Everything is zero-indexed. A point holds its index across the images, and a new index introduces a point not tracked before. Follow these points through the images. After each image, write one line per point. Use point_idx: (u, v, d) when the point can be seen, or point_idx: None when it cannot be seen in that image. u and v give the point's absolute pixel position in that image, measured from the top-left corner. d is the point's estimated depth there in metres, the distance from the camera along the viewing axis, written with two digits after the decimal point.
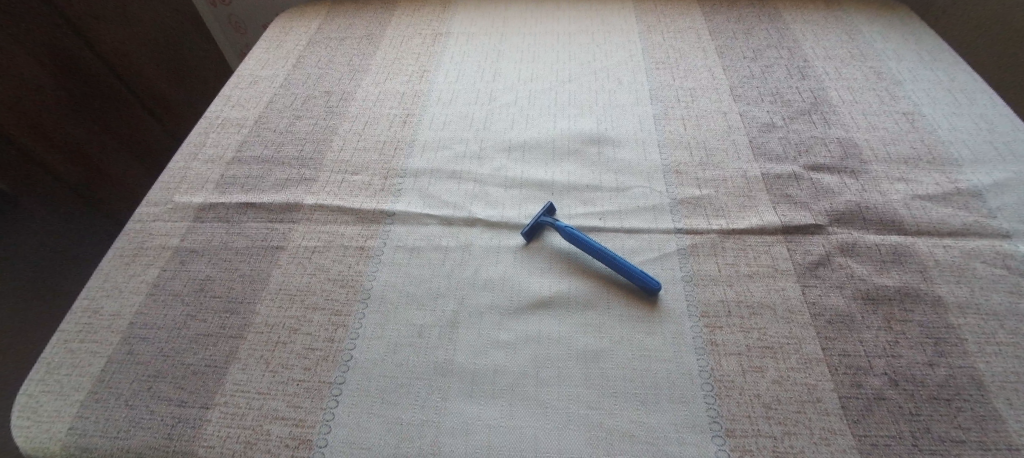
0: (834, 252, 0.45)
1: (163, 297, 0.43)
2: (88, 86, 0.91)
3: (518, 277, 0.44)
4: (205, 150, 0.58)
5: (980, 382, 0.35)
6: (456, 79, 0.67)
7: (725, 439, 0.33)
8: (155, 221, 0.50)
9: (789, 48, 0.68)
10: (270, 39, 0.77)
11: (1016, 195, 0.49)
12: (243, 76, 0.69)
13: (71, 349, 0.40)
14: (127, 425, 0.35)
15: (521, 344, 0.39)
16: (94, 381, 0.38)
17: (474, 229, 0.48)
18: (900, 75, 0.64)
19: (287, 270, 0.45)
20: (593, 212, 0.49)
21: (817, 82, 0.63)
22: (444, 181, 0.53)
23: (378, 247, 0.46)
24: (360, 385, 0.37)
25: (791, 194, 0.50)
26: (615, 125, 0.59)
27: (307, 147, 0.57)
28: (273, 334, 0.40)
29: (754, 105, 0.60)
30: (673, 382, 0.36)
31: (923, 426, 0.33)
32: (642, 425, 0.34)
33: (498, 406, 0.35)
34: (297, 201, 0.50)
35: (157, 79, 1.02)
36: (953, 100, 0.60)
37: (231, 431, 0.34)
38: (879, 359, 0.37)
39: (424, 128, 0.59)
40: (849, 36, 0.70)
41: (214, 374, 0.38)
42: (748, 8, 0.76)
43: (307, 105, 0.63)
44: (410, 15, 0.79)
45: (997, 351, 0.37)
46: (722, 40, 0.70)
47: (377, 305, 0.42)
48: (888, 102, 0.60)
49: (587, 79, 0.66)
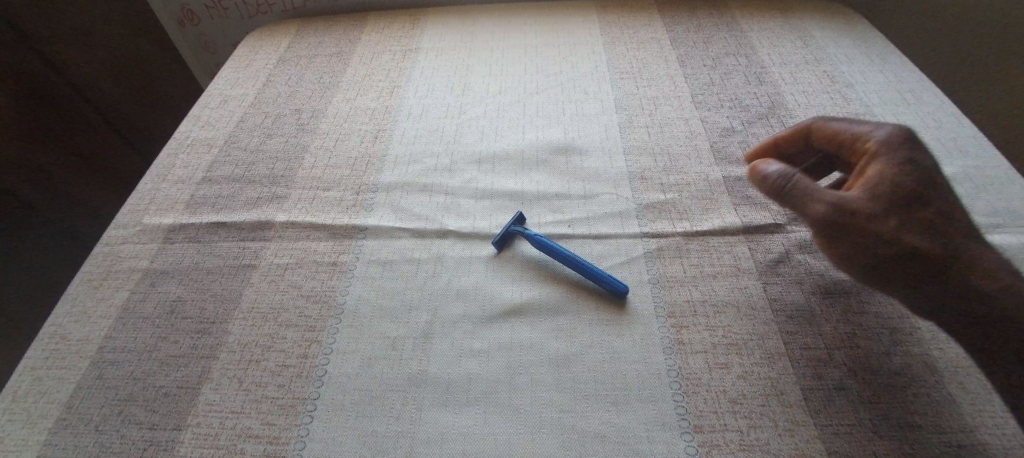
0: (793, 249, 0.47)
1: (134, 320, 0.43)
2: (56, 110, 0.90)
3: (491, 286, 0.45)
4: (175, 171, 0.57)
5: (934, 367, 0.37)
6: (427, 93, 0.68)
7: (693, 435, 0.34)
8: (124, 243, 0.49)
9: (746, 55, 0.71)
10: (240, 58, 0.77)
11: (962, 189, 0.52)
12: (212, 96, 0.69)
13: (38, 376, 0.39)
14: (97, 451, 0.34)
15: (494, 352, 0.40)
16: (62, 408, 0.37)
17: (447, 240, 0.49)
18: (852, 78, 0.67)
19: (259, 288, 0.45)
20: (563, 219, 0.51)
21: (774, 87, 0.66)
22: (416, 194, 0.54)
23: (351, 262, 0.47)
24: (335, 400, 0.37)
25: (751, 195, 0.52)
26: (583, 133, 0.61)
27: (278, 164, 0.57)
28: (246, 352, 0.40)
29: (713, 111, 0.63)
30: (643, 382, 0.37)
31: (881, 413, 0.35)
32: (612, 425, 0.35)
33: (472, 414, 0.36)
34: (268, 219, 0.51)
35: (125, 99, 1.00)
36: (901, 101, 0.64)
37: (204, 452, 0.34)
38: (837, 351, 0.39)
39: (395, 143, 0.60)
40: (803, 43, 0.73)
41: (186, 395, 0.37)
42: (708, 18, 0.79)
43: (278, 124, 0.63)
44: (381, 32, 0.80)
45: (948, 338, 0.39)
46: (683, 49, 0.73)
47: (351, 320, 0.42)
48: (841, 104, 0.63)
49: (554, 90, 0.68)
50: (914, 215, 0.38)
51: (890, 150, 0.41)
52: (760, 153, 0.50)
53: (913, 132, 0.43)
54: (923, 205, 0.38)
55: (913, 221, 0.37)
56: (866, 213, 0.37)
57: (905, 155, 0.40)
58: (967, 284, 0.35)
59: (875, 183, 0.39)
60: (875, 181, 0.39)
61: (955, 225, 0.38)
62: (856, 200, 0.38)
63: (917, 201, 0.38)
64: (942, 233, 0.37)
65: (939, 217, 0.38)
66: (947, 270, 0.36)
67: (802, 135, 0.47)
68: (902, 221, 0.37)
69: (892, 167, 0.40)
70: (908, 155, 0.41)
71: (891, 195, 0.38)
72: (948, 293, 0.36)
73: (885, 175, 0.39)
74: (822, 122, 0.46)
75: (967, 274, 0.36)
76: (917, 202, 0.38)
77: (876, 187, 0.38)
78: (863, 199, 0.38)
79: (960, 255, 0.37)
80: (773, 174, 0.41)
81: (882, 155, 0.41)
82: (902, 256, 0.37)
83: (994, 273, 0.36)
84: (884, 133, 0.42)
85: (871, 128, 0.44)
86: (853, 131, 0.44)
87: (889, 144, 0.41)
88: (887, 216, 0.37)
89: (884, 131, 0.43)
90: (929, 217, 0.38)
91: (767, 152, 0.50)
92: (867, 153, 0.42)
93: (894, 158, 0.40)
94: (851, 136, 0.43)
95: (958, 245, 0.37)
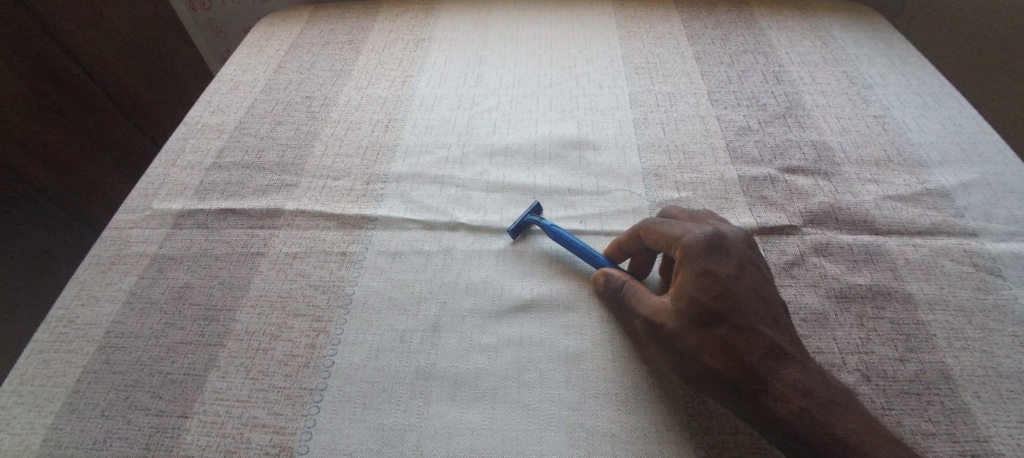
0: (808, 252, 0.46)
1: (141, 305, 0.42)
2: (64, 89, 0.88)
3: (501, 281, 0.44)
4: (185, 156, 0.57)
5: (949, 376, 0.37)
6: (439, 84, 0.67)
7: (704, 437, 0.33)
8: (133, 228, 0.49)
9: (764, 53, 0.70)
10: (252, 44, 0.77)
11: (982, 195, 0.51)
12: (223, 81, 0.69)
13: (45, 359, 0.39)
14: (105, 436, 0.34)
15: (504, 347, 0.39)
16: (70, 392, 0.37)
17: (456, 233, 0.48)
18: (872, 80, 0.66)
19: (267, 277, 0.44)
20: (575, 215, 0.50)
21: (791, 86, 0.65)
22: (426, 186, 0.53)
23: (360, 252, 0.46)
24: (343, 391, 0.37)
25: (766, 196, 0.51)
26: (596, 129, 0.60)
27: (289, 153, 0.57)
28: (253, 341, 0.40)
29: (730, 109, 0.62)
30: (654, 382, 0.37)
31: (894, 420, 0.34)
32: (623, 425, 0.34)
33: (480, 410, 0.35)
34: (278, 207, 0.50)
35: (134, 81, 0.99)
36: (922, 104, 0.62)
37: (211, 440, 0.34)
38: (851, 356, 0.38)
39: (406, 133, 0.60)
40: (823, 42, 0.72)
41: (193, 382, 0.37)
42: (725, 14, 0.78)
43: (289, 111, 0.63)
44: (393, 21, 0.79)
45: (964, 346, 0.38)
46: (700, 46, 0.72)
47: (358, 311, 0.42)
48: (860, 105, 0.62)
49: (568, 84, 0.67)
50: (713, 333, 0.32)
51: (691, 257, 0.35)
52: (611, 247, 0.44)
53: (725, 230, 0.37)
54: (722, 320, 0.33)
55: (713, 344, 0.32)
56: (671, 330, 0.34)
57: (731, 262, 0.35)
58: (766, 408, 0.30)
59: (679, 297, 0.34)
60: (679, 293, 0.35)
61: (757, 338, 0.32)
62: (663, 312, 0.35)
63: (715, 317, 0.33)
64: (742, 351, 0.31)
65: (733, 330, 0.32)
66: (756, 398, 0.30)
67: (637, 237, 0.42)
68: (699, 340, 0.33)
69: (688, 284, 0.34)
70: (728, 261, 0.35)
71: (697, 313, 0.33)
72: (750, 414, 0.31)
73: (684, 291, 0.34)
74: (647, 223, 0.41)
75: (761, 398, 0.30)
76: (715, 318, 0.33)
77: (678, 304, 0.34)
78: (672, 319, 0.34)
79: (754, 374, 0.31)
80: (609, 284, 0.40)
81: (686, 266, 0.35)
82: (704, 374, 0.33)
83: (811, 391, 0.30)
84: (692, 236, 0.36)
85: (683, 227, 0.38)
86: (668, 232, 0.38)
87: (694, 246, 0.36)
88: (685, 334, 0.33)
89: (694, 231, 0.37)
90: (720, 337, 0.32)
91: (615, 248, 0.44)
92: (677, 262, 0.37)
93: (693, 269, 0.35)
94: (664, 237, 0.39)
95: (753, 363, 0.31)
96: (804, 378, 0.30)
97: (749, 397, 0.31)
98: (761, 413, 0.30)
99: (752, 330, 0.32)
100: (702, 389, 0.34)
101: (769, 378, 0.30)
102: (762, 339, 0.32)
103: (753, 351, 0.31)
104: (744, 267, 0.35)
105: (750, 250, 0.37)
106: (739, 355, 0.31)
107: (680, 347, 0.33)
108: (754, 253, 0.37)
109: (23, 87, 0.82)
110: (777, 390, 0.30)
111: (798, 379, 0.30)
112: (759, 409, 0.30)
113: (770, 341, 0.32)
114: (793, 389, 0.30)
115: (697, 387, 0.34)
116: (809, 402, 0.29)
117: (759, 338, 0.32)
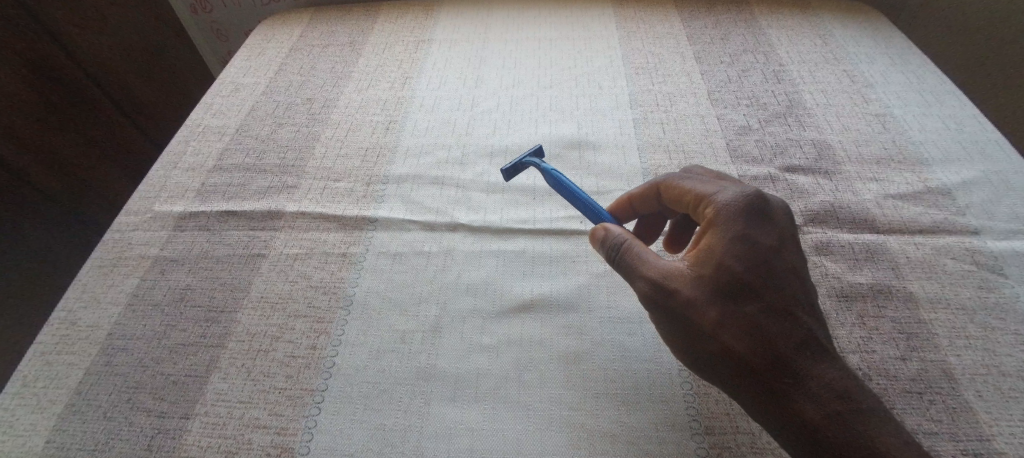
0: (808, 251, 0.46)
1: (142, 307, 0.43)
2: (63, 88, 0.88)
3: (502, 281, 0.44)
4: (186, 159, 0.57)
5: (951, 375, 0.37)
6: (439, 85, 0.67)
7: (705, 436, 0.33)
8: (135, 231, 0.49)
9: (763, 53, 0.70)
10: (252, 47, 0.77)
11: (984, 193, 0.51)
12: (225, 84, 0.69)
13: (48, 361, 0.39)
14: (107, 438, 0.35)
15: (504, 347, 0.39)
16: (72, 394, 0.37)
17: (457, 234, 0.48)
18: (872, 78, 0.66)
19: (269, 278, 0.44)
20: (575, 215, 0.50)
21: (791, 86, 0.65)
22: (426, 187, 0.53)
23: (361, 253, 0.47)
24: (344, 392, 0.37)
25: None
26: (596, 129, 0.60)
27: (289, 154, 0.57)
28: (255, 342, 0.40)
29: (730, 108, 0.62)
30: (655, 382, 0.37)
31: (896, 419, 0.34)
32: (624, 425, 0.34)
33: (481, 409, 0.35)
34: (279, 209, 0.50)
35: (139, 86, 1.00)
36: (922, 102, 0.62)
37: (212, 441, 0.34)
38: (852, 355, 0.38)
39: (405, 135, 0.60)
40: (823, 41, 0.72)
41: (195, 383, 0.37)
42: (725, 14, 0.78)
43: (290, 112, 0.63)
44: (393, 22, 0.80)
45: (966, 345, 0.38)
46: (700, 46, 0.72)
47: (360, 312, 0.42)
48: (860, 104, 0.62)
49: (568, 84, 0.67)
50: (741, 310, 0.29)
51: (725, 220, 0.31)
52: (618, 206, 0.44)
53: (769, 195, 0.32)
54: (753, 297, 0.29)
55: (740, 323, 0.28)
56: (686, 296, 0.30)
57: (773, 233, 0.30)
58: (791, 404, 0.27)
59: (704, 262, 0.30)
60: (705, 259, 0.30)
61: (792, 327, 0.28)
62: (679, 275, 0.31)
63: (745, 293, 0.29)
64: (776, 339, 0.28)
65: (767, 312, 0.28)
66: (781, 393, 0.27)
67: (654, 192, 0.40)
68: (721, 314, 0.29)
69: (717, 249, 0.30)
70: (768, 231, 0.30)
71: (724, 283, 0.29)
72: (768, 407, 0.28)
73: (713, 257, 0.30)
74: (671, 178, 0.37)
75: (789, 393, 0.27)
76: (746, 295, 0.29)
77: (702, 270, 0.30)
78: (691, 286, 0.30)
79: (785, 366, 0.27)
80: (608, 240, 0.35)
81: (717, 229, 0.31)
82: (721, 357, 0.29)
83: (849, 394, 0.26)
84: (731, 197, 0.32)
85: (719, 186, 0.33)
86: (698, 189, 0.34)
87: (730, 205, 0.31)
88: (706, 304, 0.29)
89: (732, 192, 0.32)
90: (751, 317, 0.28)
91: (626, 205, 0.43)
92: (705, 222, 0.32)
93: (727, 232, 0.30)
94: (693, 196, 0.34)
95: (787, 354, 0.27)
96: (842, 378, 0.27)
97: (774, 390, 0.27)
98: (785, 410, 0.27)
99: (788, 316, 0.28)
100: (714, 374, 0.31)
101: (804, 373, 0.27)
102: (800, 329, 0.28)
103: (787, 340, 0.28)
104: (786, 242, 0.31)
105: (793, 222, 0.32)
106: (771, 342, 0.28)
107: (698, 320, 0.30)
108: (797, 225, 0.32)
109: (23, 88, 0.83)
110: (810, 388, 0.27)
111: (836, 379, 0.27)
112: (782, 405, 0.27)
113: (808, 333, 0.28)
114: (829, 389, 0.26)
115: (708, 371, 0.31)
116: (844, 406, 0.26)
117: (795, 327, 0.28)
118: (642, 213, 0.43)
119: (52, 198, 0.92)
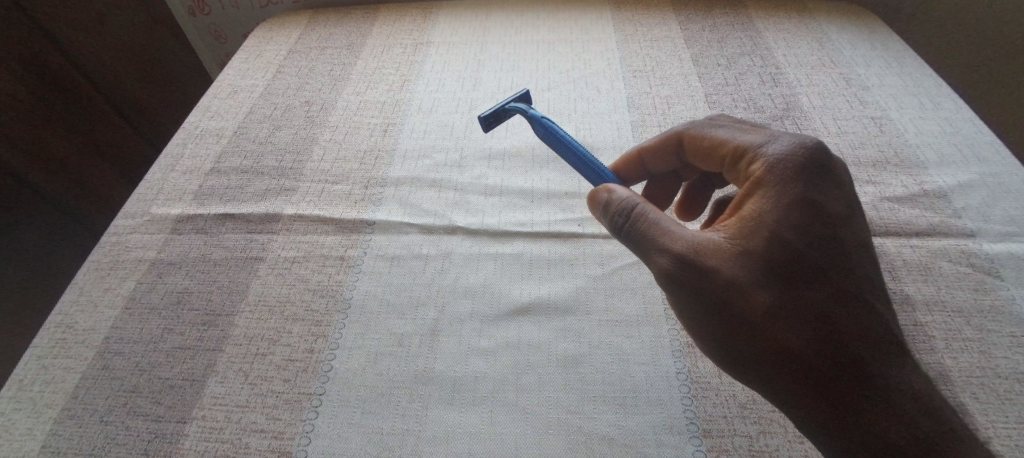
0: None
1: (139, 311, 0.43)
2: (65, 93, 0.89)
3: (500, 285, 0.44)
4: (184, 162, 0.57)
5: (947, 378, 0.37)
6: (438, 88, 0.67)
7: (703, 440, 0.33)
8: (132, 234, 0.49)
9: (761, 56, 0.70)
10: (250, 49, 0.77)
11: (979, 195, 0.51)
12: (222, 86, 0.69)
13: (44, 364, 0.39)
14: (103, 443, 0.34)
15: (504, 352, 0.39)
16: (68, 398, 0.37)
17: (455, 237, 0.48)
18: (869, 81, 0.66)
19: (266, 281, 0.44)
20: (573, 217, 0.50)
21: (789, 89, 0.65)
22: (424, 190, 0.53)
23: (358, 257, 0.46)
24: (341, 396, 0.36)
25: None
26: (594, 131, 0.60)
27: (287, 157, 0.57)
28: (252, 346, 0.40)
29: (727, 111, 0.62)
30: (653, 386, 0.37)
31: None
32: (622, 428, 0.34)
33: (478, 413, 0.35)
34: (276, 212, 0.50)
35: (135, 87, 0.99)
36: (919, 105, 0.63)
37: (209, 446, 0.34)
38: None
39: (405, 137, 0.60)
40: (820, 44, 0.72)
41: (191, 388, 0.37)
42: (723, 17, 0.78)
43: (288, 115, 0.63)
44: (392, 25, 0.80)
45: (962, 347, 0.38)
46: (698, 49, 0.72)
47: (357, 316, 0.42)
48: (858, 107, 0.62)
49: (567, 86, 0.67)
50: (795, 296, 0.28)
51: (775, 185, 0.31)
52: (627, 160, 0.45)
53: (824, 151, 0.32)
54: (808, 281, 0.29)
55: (794, 310, 0.28)
56: (730, 277, 0.29)
57: (829, 204, 0.30)
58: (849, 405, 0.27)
59: (750, 236, 0.30)
60: (753, 234, 0.30)
61: (852, 319, 0.28)
62: (720, 251, 0.30)
63: (799, 276, 0.29)
64: (836, 331, 0.28)
65: (826, 299, 0.28)
66: (841, 392, 0.27)
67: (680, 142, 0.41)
68: (772, 299, 0.28)
69: (766, 220, 0.30)
70: (825, 197, 0.30)
71: (774, 260, 0.29)
72: (817, 408, 0.27)
73: (762, 230, 0.30)
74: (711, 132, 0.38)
75: (850, 392, 0.27)
76: (801, 277, 0.29)
77: (748, 243, 0.30)
78: (733, 265, 0.30)
79: (846, 361, 0.27)
80: (616, 206, 0.35)
81: (766, 195, 0.31)
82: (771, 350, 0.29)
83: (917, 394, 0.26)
84: (780, 158, 0.32)
85: (766, 145, 0.33)
86: (745, 150, 0.34)
87: (780, 169, 0.31)
88: (754, 288, 0.29)
89: (781, 147, 0.32)
90: (807, 304, 0.28)
91: (636, 161, 0.45)
92: (750, 187, 0.32)
93: (778, 197, 0.30)
94: (735, 149, 0.35)
95: (852, 348, 0.27)
96: (906, 377, 0.27)
97: (830, 389, 0.27)
98: (845, 414, 0.26)
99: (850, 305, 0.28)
100: (749, 365, 0.30)
101: (866, 371, 0.27)
102: (865, 320, 0.28)
103: (850, 334, 0.27)
104: (844, 211, 0.31)
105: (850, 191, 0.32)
106: (833, 334, 0.27)
107: (743, 307, 0.29)
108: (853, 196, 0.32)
109: (20, 90, 0.82)
110: (878, 392, 0.26)
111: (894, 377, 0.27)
112: (839, 405, 0.27)
113: (869, 321, 0.28)
114: (895, 389, 0.26)
115: (742, 361, 0.30)
116: (910, 406, 0.26)
117: (858, 319, 0.28)
118: (651, 168, 0.45)
119: (52, 201, 0.92)
